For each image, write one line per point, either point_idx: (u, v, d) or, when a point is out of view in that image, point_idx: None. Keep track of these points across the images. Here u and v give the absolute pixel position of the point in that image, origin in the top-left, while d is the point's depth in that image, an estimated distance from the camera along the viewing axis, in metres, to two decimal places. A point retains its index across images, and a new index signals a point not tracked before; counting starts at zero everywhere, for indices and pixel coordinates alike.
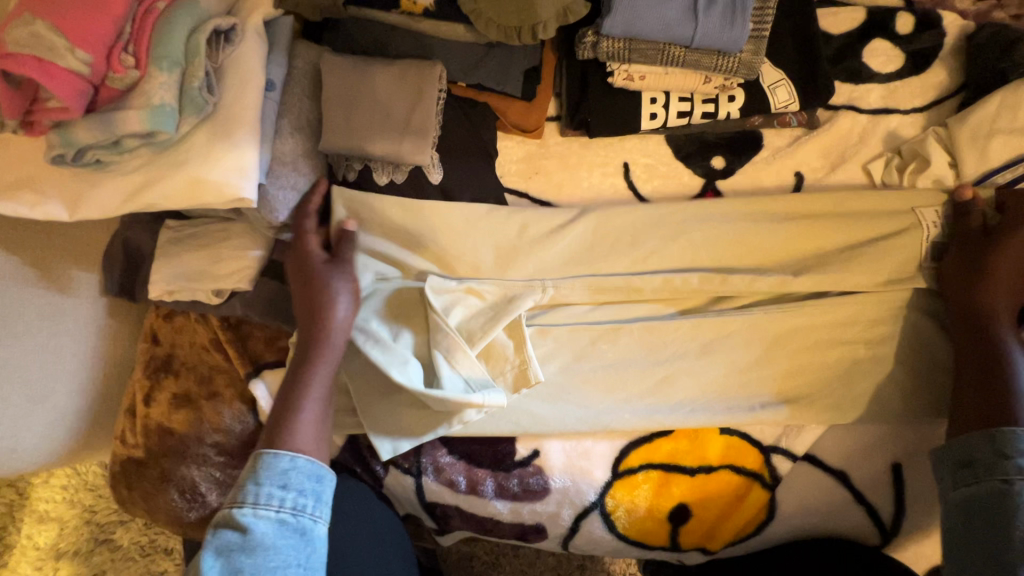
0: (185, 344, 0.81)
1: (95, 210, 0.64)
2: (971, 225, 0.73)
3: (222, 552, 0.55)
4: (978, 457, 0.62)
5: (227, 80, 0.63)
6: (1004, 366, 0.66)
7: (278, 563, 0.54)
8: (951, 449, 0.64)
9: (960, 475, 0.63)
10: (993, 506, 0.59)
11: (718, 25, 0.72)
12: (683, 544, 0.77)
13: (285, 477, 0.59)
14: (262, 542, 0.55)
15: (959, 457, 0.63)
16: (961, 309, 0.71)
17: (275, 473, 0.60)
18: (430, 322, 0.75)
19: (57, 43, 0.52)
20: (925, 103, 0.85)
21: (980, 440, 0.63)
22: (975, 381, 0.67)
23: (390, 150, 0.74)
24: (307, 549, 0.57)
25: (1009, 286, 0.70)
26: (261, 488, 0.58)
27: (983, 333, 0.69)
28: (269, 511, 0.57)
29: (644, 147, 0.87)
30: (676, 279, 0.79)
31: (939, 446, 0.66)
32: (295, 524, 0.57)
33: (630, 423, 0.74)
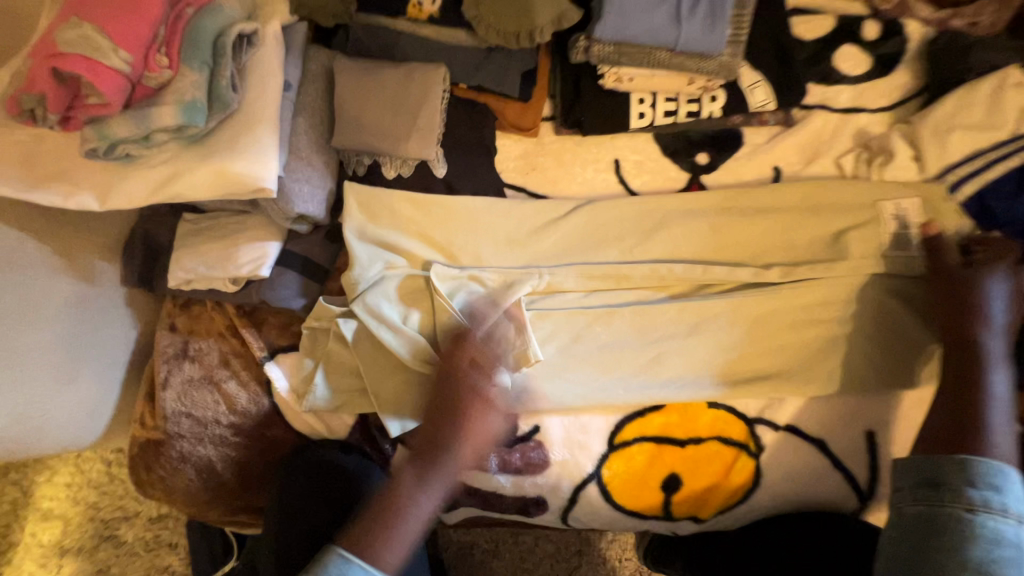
0: (203, 331, 0.85)
1: (124, 201, 0.68)
2: (945, 260, 0.77)
3: None
4: (945, 481, 0.61)
5: (250, 80, 0.68)
6: (981, 397, 0.67)
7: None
8: (919, 465, 0.64)
9: (921, 493, 0.62)
10: (947, 528, 0.58)
11: (699, 30, 0.79)
12: (676, 514, 0.82)
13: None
14: None
15: (925, 475, 0.63)
16: (950, 335, 0.73)
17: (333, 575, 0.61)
18: (436, 305, 0.81)
19: (103, 43, 0.57)
20: (891, 103, 0.93)
21: (952, 463, 0.62)
22: (950, 403, 0.69)
23: (398, 146, 0.80)
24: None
25: (994, 324, 0.71)
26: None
27: (966, 361, 0.71)
28: None
29: (634, 145, 0.92)
30: (662, 267, 0.86)
31: (908, 458, 0.66)
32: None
33: (624, 399, 0.79)
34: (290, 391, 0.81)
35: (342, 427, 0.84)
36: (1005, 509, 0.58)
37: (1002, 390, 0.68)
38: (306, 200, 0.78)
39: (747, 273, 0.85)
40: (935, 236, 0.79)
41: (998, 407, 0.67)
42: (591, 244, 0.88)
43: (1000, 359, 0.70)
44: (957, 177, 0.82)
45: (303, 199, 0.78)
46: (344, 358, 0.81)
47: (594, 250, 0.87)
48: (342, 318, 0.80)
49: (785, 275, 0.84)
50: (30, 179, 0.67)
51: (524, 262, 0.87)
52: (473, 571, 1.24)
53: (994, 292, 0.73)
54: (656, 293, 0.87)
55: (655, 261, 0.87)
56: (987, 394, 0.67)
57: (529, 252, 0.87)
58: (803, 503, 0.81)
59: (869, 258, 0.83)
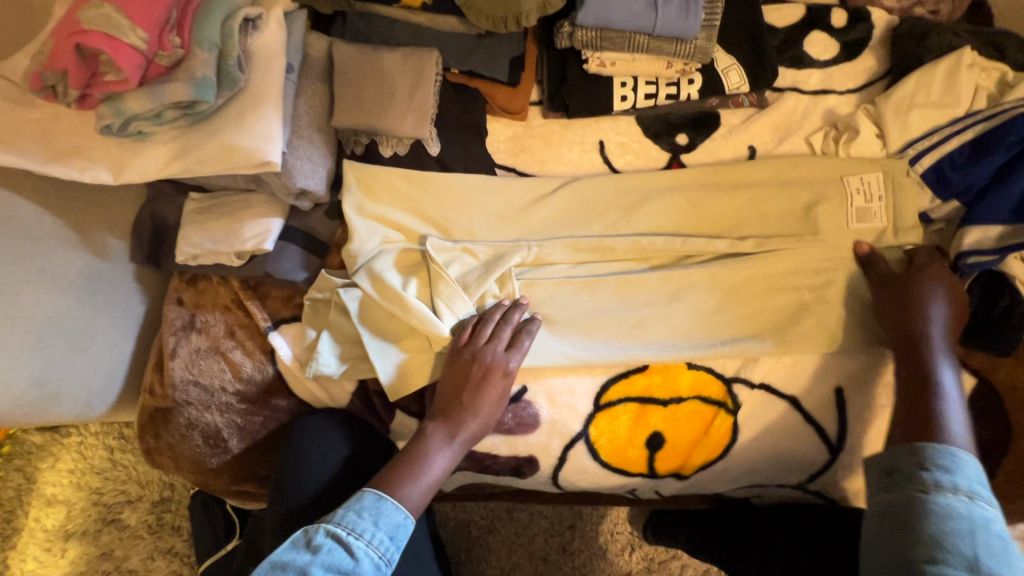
0: (209, 305, 0.89)
1: (136, 174, 0.73)
2: (882, 271, 0.84)
3: (295, 543, 0.64)
4: (899, 467, 0.64)
5: (255, 61, 0.73)
6: (932, 389, 0.71)
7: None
8: (879, 459, 0.66)
9: (882, 482, 0.64)
10: (907, 510, 0.60)
11: (676, 15, 0.85)
12: (660, 471, 0.87)
13: (376, 513, 0.67)
14: (323, 547, 0.63)
15: (884, 466, 0.65)
16: (896, 335, 0.78)
17: (370, 508, 0.68)
18: (431, 272, 0.85)
19: (122, 23, 0.63)
20: (857, 86, 0.99)
21: (905, 452, 0.64)
22: (907, 397, 0.72)
23: (395, 125, 0.85)
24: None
25: (935, 325, 0.77)
26: (355, 515, 0.66)
27: (914, 358, 0.75)
28: (341, 529, 0.65)
29: (617, 127, 0.98)
30: (643, 240, 0.91)
31: (869, 458, 0.68)
32: (377, 556, 0.65)
33: (609, 356, 0.84)
34: (293, 359, 0.85)
35: (343, 394, 0.88)
36: (959, 488, 0.60)
37: (951, 384, 0.72)
38: (307, 175, 0.82)
39: (724, 244, 0.90)
40: (867, 253, 0.87)
41: (951, 400, 0.70)
42: (577, 219, 0.93)
43: (944, 356, 0.75)
44: (916, 151, 0.88)
45: (305, 174, 0.82)
46: (343, 326, 0.85)
47: (580, 224, 0.93)
48: (342, 288, 0.85)
49: (759, 245, 0.89)
50: (48, 154, 0.71)
51: (515, 236, 0.92)
52: (470, 546, 1.27)
53: (931, 296, 0.79)
54: (640, 264, 0.92)
55: (638, 233, 0.92)
56: (938, 388, 0.71)
57: (518, 225, 0.92)
58: (779, 459, 0.87)
59: (839, 231, 0.89)
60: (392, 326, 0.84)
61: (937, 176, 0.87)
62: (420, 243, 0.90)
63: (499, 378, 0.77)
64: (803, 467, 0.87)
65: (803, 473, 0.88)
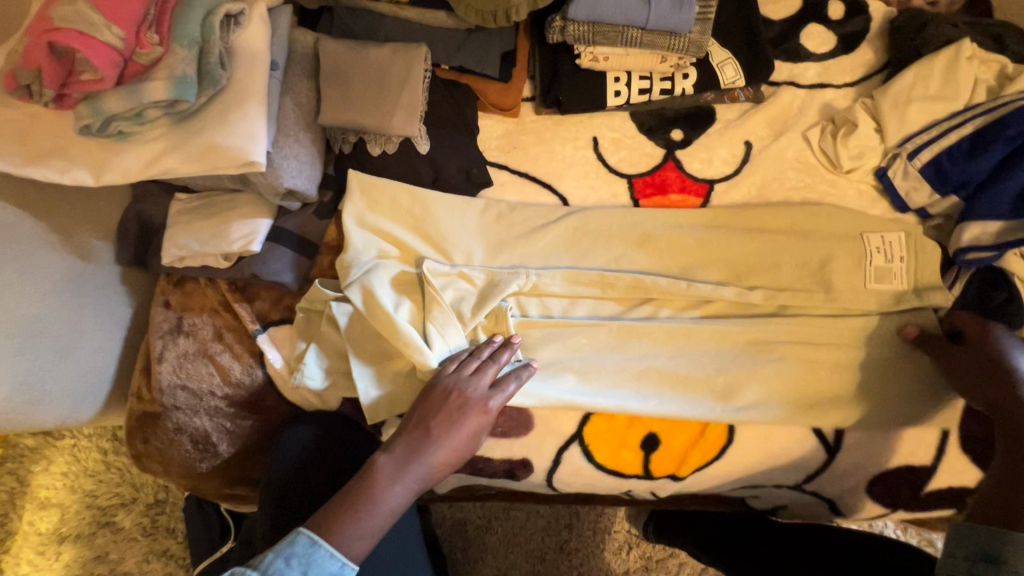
0: (196, 308, 0.88)
1: (117, 175, 0.71)
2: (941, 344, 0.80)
3: None
4: (1006, 558, 0.59)
5: (238, 58, 0.71)
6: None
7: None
8: (976, 534, 0.62)
9: (977, 566, 0.60)
10: None
11: (669, 8, 0.83)
12: (656, 472, 0.86)
13: (308, 564, 0.62)
14: None
15: (982, 550, 0.60)
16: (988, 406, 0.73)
17: (303, 557, 0.62)
18: (426, 297, 0.84)
19: (96, 19, 0.60)
20: (855, 79, 0.97)
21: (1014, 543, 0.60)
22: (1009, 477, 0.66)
23: (383, 123, 0.83)
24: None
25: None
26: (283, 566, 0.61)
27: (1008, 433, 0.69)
28: None
29: (611, 123, 0.96)
30: (647, 279, 0.87)
31: (961, 523, 0.64)
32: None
33: (603, 408, 0.81)
34: (283, 364, 0.84)
35: (334, 398, 0.87)
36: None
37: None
38: (294, 176, 0.81)
39: (733, 292, 0.86)
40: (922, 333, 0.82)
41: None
42: (577, 251, 0.90)
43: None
44: (915, 145, 0.87)
45: (291, 173, 0.80)
46: (334, 341, 0.84)
47: (583, 255, 0.90)
48: (335, 302, 0.84)
49: (754, 242, 0.89)
50: (25, 155, 0.69)
51: (512, 264, 0.89)
52: (467, 547, 1.26)
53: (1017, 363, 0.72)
54: (639, 307, 0.89)
55: (642, 271, 0.89)
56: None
57: (519, 253, 0.90)
58: (777, 460, 0.85)
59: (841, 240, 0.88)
60: (386, 345, 0.83)
61: (936, 172, 0.85)
62: (417, 264, 0.88)
63: (473, 418, 0.73)
64: (801, 468, 0.85)
65: (800, 472, 0.86)
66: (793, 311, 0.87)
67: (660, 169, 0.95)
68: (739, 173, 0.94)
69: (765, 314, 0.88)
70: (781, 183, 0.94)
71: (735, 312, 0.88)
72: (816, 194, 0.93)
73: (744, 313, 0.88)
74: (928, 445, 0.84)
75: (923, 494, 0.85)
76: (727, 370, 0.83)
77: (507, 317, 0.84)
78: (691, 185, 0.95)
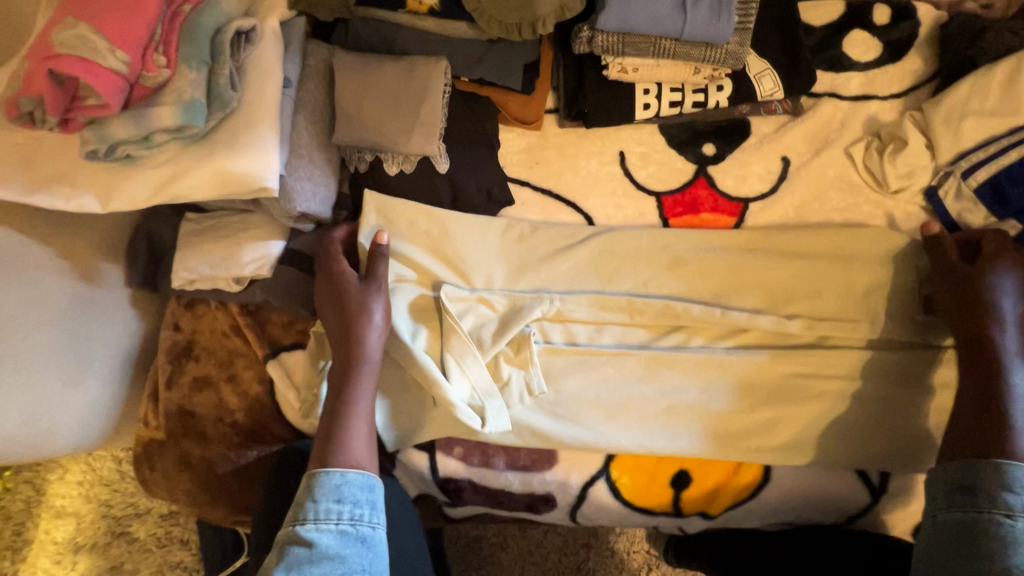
0: (206, 331, 0.85)
1: (126, 202, 0.68)
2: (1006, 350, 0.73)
3: (293, 567, 0.60)
4: (981, 487, 0.63)
5: (250, 78, 0.67)
6: (1002, 397, 0.68)
7: (344, 570, 0.61)
8: (951, 471, 0.66)
9: (955, 499, 0.64)
10: (988, 536, 0.61)
11: (706, 17, 0.77)
12: (685, 510, 0.81)
13: (340, 492, 0.65)
14: (328, 554, 0.61)
15: (958, 481, 0.65)
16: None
17: (329, 489, 0.65)
18: (444, 326, 0.80)
19: (100, 45, 0.57)
20: (902, 89, 0.90)
21: (987, 469, 0.64)
22: (972, 407, 0.69)
23: (401, 142, 0.80)
24: (370, 555, 0.63)
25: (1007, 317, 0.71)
26: (320, 505, 0.64)
27: (979, 364, 0.71)
28: (328, 525, 0.63)
29: (638, 136, 0.91)
30: (678, 305, 0.82)
31: (945, 461, 0.68)
32: (355, 533, 0.64)
33: (627, 448, 0.79)
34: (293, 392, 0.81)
35: None
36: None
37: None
38: (308, 199, 0.77)
39: (769, 321, 0.81)
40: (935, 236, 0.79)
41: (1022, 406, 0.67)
42: (604, 275, 0.86)
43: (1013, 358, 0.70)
44: (970, 164, 0.81)
45: (304, 197, 0.77)
46: None
47: (610, 278, 0.85)
48: None
49: (792, 266, 0.84)
50: (29, 182, 0.66)
51: (536, 287, 0.85)
52: (480, 566, 1.22)
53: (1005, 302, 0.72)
54: (669, 334, 0.84)
55: (674, 296, 0.84)
56: (1008, 395, 0.68)
57: (545, 274, 0.85)
58: (812, 500, 0.80)
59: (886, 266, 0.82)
60: (405, 375, 0.82)
61: (993, 193, 0.80)
62: (436, 288, 0.84)
63: (363, 301, 0.76)
64: (839, 509, 0.81)
65: (836, 511, 0.81)
66: (834, 342, 0.82)
67: (691, 186, 0.90)
68: (775, 191, 0.89)
69: (804, 343, 0.82)
70: (822, 203, 0.88)
71: (773, 341, 0.83)
72: (859, 215, 0.87)
73: (783, 343, 0.82)
74: None
75: None
76: (761, 404, 0.79)
77: (530, 345, 0.80)
78: (724, 203, 0.89)
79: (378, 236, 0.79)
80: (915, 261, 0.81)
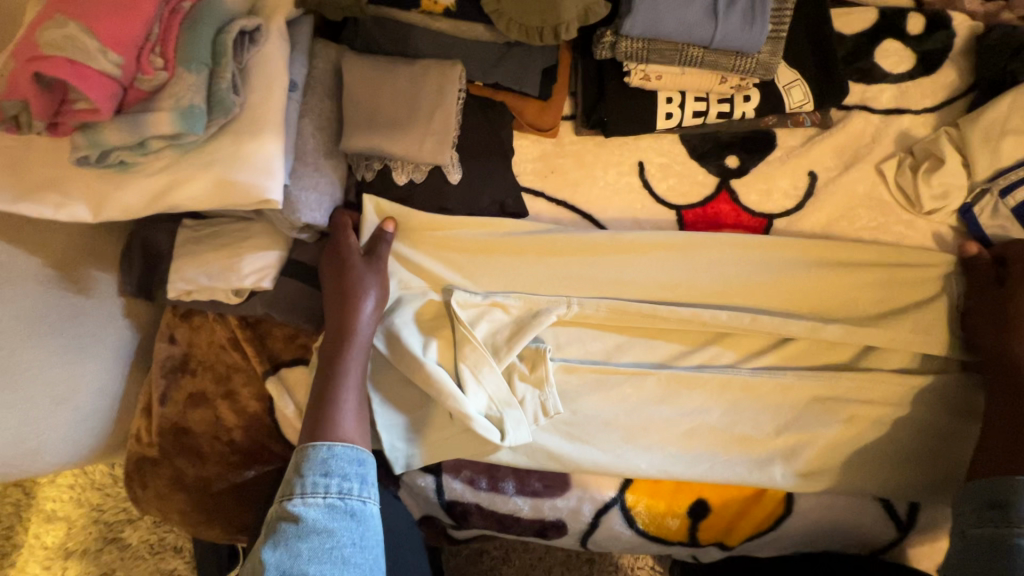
0: (203, 344, 0.81)
1: (119, 211, 0.64)
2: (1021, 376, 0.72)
3: (279, 542, 0.58)
4: (1010, 502, 0.63)
5: (254, 81, 0.63)
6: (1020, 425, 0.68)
7: (333, 544, 0.59)
8: (980, 489, 0.66)
9: (985, 515, 0.64)
10: (1013, 552, 0.60)
11: (738, 26, 0.73)
12: (703, 540, 0.78)
13: (327, 465, 0.64)
14: (315, 528, 0.59)
15: (989, 499, 0.64)
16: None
17: (317, 463, 0.64)
18: (456, 335, 0.76)
19: (90, 45, 0.52)
20: (936, 103, 0.86)
21: (1015, 486, 0.63)
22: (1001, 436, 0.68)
23: (412, 150, 0.75)
24: (360, 527, 0.62)
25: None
26: (307, 479, 0.62)
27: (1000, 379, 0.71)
28: (316, 499, 0.61)
29: (659, 146, 0.87)
30: (705, 314, 0.78)
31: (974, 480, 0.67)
32: (343, 507, 0.62)
33: (646, 473, 0.75)
34: (294, 410, 0.77)
35: None
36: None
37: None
38: (313, 210, 0.73)
39: (804, 325, 0.78)
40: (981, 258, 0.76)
41: None
42: (632, 275, 0.81)
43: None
44: (1009, 181, 0.78)
45: (310, 207, 0.73)
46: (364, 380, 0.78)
47: (632, 289, 0.81)
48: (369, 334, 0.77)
49: (818, 287, 0.80)
50: (18, 188, 0.62)
51: (554, 290, 0.82)
52: None
53: None
54: (688, 356, 0.80)
55: (700, 304, 0.81)
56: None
57: (563, 280, 0.81)
58: (834, 531, 0.78)
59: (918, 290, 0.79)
60: (415, 393, 0.78)
61: None
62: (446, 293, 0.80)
63: (361, 279, 0.75)
64: (862, 542, 0.78)
65: (857, 544, 0.78)
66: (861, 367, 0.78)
67: (713, 201, 0.86)
68: (801, 208, 0.85)
69: (830, 369, 0.79)
70: (850, 222, 0.84)
71: (796, 366, 0.79)
72: (890, 235, 0.83)
73: (809, 367, 0.79)
74: None
75: None
76: (787, 428, 0.76)
77: (545, 363, 0.77)
78: (747, 219, 0.86)
79: (387, 222, 0.79)
80: (944, 284, 0.79)
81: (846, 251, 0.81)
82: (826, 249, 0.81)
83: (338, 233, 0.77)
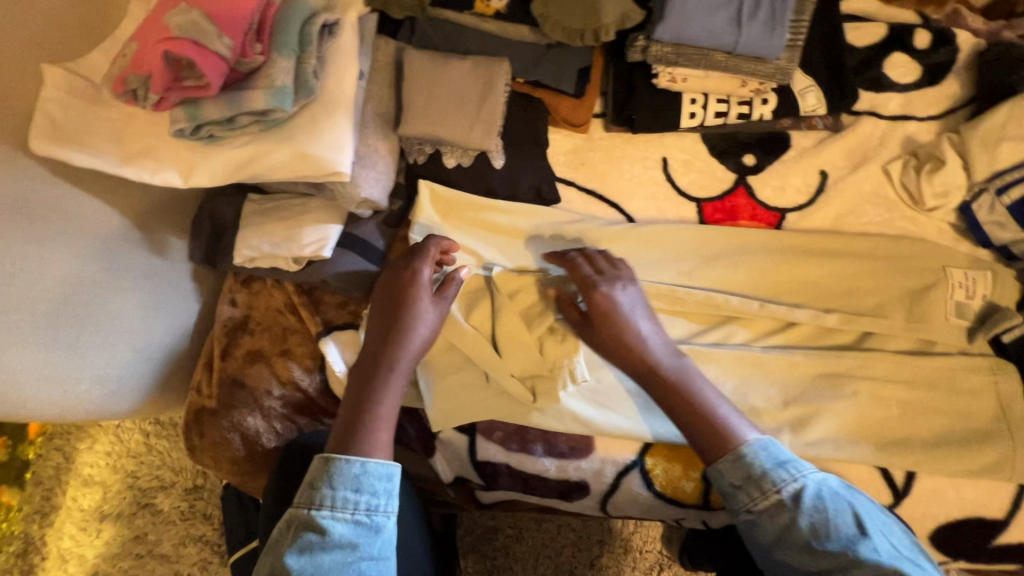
0: (262, 307, 0.89)
1: (206, 178, 0.72)
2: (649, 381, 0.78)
3: (304, 550, 0.62)
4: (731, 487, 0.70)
5: (329, 68, 0.71)
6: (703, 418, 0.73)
7: (355, 557, 0.62)
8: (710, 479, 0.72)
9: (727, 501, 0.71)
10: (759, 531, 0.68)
11: (759, 33, 0.81)
12: (714, 503, 0.84)
13: (358, 482, 0.66)
14: (340, 541, 0.62)
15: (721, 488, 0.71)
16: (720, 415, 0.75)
17: (348, 478, 0.66)
18: (495, 305, 0.84)
19: (209, 30, 0.62)
20: (939, 111, 0.94)
21: (722, 473, 0.70)
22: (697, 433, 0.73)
23: (462, 136, 0.84)
24: (381, 541, 0.65)
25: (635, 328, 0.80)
26: (337, 493, 0.65)
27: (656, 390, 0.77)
28: (344, 514, 0.64)
29: (682, 144, 0.95)
30: (719, 297, 0.86)
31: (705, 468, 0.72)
32: (368, 522, 0.65)
33: (665, 438, 0.82)
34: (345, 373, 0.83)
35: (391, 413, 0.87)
36: (779, 481, 0.67)
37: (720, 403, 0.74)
38: (373, 186, 0.82)
39: (807, 314, 0.85)
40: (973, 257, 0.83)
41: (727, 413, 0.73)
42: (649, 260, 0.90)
43: (680, 362, 0.79)
44: (1004, 180, 0.85)
45: (369, 183, 0.81)
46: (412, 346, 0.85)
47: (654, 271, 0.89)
48: None
49: (826, 275, 0.88)
50: (120, 155, 0.71)
51: None
52: (496, 556, 1.21)
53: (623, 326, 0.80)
54: (704, 333, 0.87)
55: (715, 288, 0.88)
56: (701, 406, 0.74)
57: None
58: None
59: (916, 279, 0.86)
60: (454, 357, 0.85)
61: None
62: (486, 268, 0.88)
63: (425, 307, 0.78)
64: None
65: None
66: (866, 345, 0.85)
67: (731, 195, 0.93)
68: (813, 203, 0.93)
69: (838, 346, 0.86)
70: (856, 217, 0.92)
71: (814, 340, 0.87)
72: (893, 229, 0.91)
73: (819, 341, 0.87)
74: (1005, 501, 0.78)
75: (991, 546, 0.78)
76: (795, 402, 0.82)
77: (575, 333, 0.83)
78: (762, 213, 0.93)
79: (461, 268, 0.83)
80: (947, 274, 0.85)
81: (851, 244, 0.89)
82: (832, 240, 0.89)
83: (421, 250, 0.82)
